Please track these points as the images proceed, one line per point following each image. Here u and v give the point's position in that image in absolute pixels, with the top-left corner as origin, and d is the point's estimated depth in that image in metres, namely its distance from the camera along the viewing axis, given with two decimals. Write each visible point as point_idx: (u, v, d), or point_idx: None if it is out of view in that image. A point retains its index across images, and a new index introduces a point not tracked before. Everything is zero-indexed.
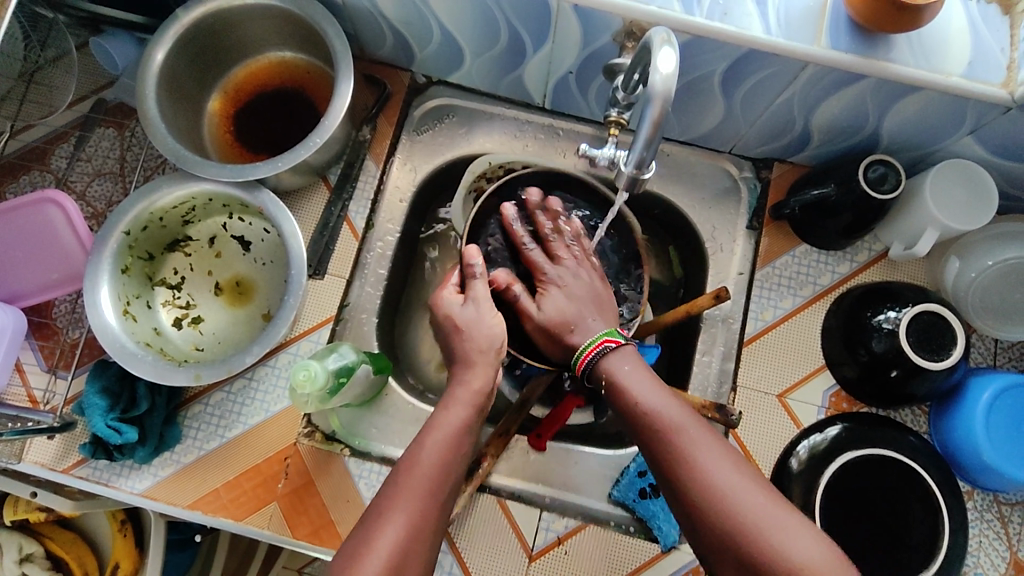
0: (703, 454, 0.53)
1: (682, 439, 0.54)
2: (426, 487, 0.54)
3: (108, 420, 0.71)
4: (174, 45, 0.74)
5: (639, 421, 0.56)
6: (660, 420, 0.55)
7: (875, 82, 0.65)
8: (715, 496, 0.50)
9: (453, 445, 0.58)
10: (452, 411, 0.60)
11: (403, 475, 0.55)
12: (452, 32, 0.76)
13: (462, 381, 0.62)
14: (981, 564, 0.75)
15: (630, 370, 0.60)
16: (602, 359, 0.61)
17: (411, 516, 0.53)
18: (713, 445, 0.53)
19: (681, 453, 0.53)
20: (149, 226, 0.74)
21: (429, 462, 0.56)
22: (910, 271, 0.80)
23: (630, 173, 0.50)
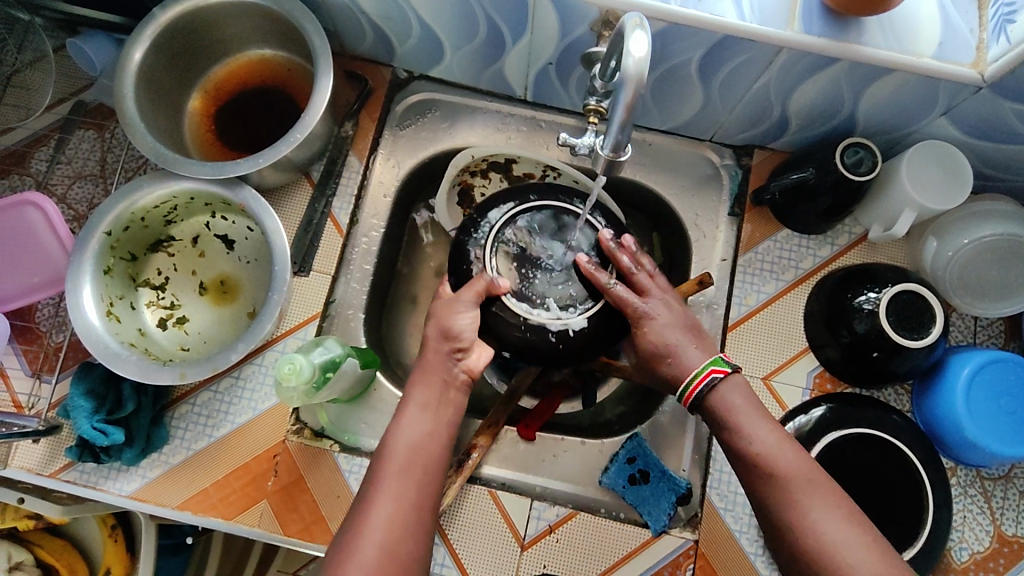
0: (814, 501, 0.56)
1: (796, 490, 0.57)
2: (392, 494, 0.57)
3: (94, 422, 0.70)
4: (152, 44, 0.73)
5: (758, 471, 0.59)
6: (782, 466, 0.58)
7: (848, 65, 0.66)
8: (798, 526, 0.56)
9: (424, 430, 0.62)
10: (406, 419, 0.63)
11: (370, 495, 0.58)
12: (431, 25, 0.76)
13: (419, 386, 0.65)
14: (966, 538, 0.76)
15: (743, 404, 0.63)
16: (711, 393, 0.64)
17: (385, 522, 0.55)
18: (824, 493, 0.56)
19: (787, 488, 0.57)
20: (131, 226, 0.73)
21: (390, 479, 0.58)
22: (890, 253, 0.81)
23: (606, 157, 0.49)
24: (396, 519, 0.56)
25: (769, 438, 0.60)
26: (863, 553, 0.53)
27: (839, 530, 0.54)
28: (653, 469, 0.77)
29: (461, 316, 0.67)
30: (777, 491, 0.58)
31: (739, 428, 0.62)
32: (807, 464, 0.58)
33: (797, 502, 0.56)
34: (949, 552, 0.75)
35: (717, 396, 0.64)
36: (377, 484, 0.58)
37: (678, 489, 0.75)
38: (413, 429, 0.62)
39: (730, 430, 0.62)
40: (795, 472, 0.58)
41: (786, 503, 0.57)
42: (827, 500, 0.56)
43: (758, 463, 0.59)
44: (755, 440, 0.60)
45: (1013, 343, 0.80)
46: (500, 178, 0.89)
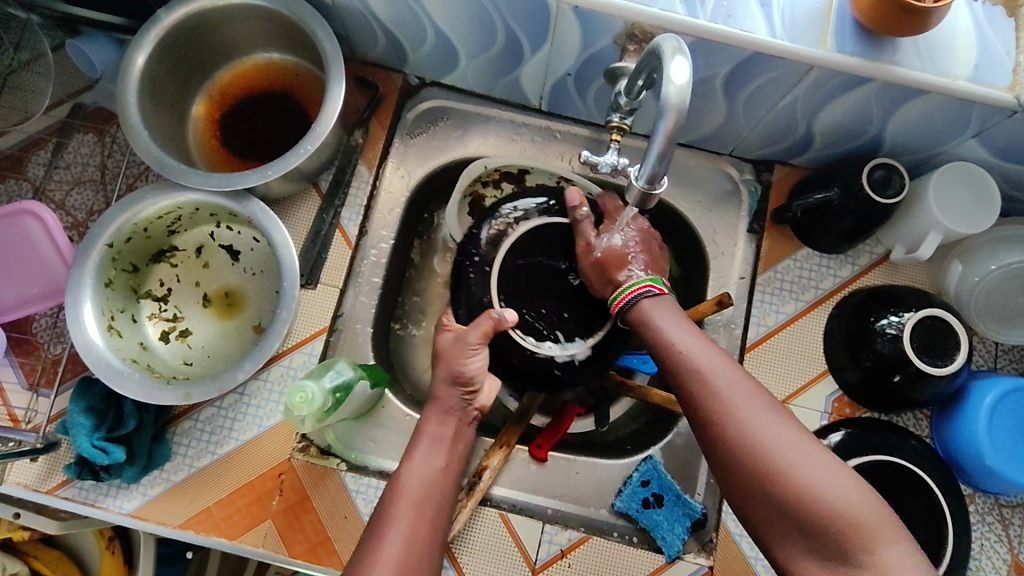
0: (739, 394, 0.53)
1: (720, 385, 0.54)
2: (406, 522, 0.57)
3: (94, 440, 0.68)
4: (156, 47, 0.70)
5: (684, 373, 0.57)
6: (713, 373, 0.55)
7: (880, 85, 0.63)
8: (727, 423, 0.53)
9: (432, 470, 0.62)
10: (418, 453, 0.63)
11: (383, 522, 0.57)
12: (446, 33, 0.73)
13: (430, 423, 0.66)
14: (983, 567, 0.75)
15: (673, 320, 0.61)
16: (638, 306, 0.63)
17: (398, 549, 0.55)
18: (749, 386, 0.54)
19: (716, 393, 0.54)
20: (133, 237, 0.71)
21: (404, 508, 0.58)
22: (912, 274, 0.80)
23: (640, 189, 0.47)
24: (410, 548, 0.56)
25: (689, 338, 0.58)
26: (809, 452, 0.50)
27: (770, 422, 0.52)
28: (668, 493, 0.75)
29: (472, 360, 0.67)
30: (709, 397, 0.54)
31: (663, 334, 0.60)
32: (725, 363, 0.56)
33: (725, 401, 0.53)
34: None
35: (645, 310, 0.63)
36: (391, 511, 0.58)
37: (692, 514, 0.74)
38: (422, 464, 0.62)
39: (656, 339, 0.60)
40: (722, 372, 0.55)
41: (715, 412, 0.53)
42: (752, 399, 0.53)
43: (692, 370, 0.56)
44: (677, 341, 0.58)
45: None
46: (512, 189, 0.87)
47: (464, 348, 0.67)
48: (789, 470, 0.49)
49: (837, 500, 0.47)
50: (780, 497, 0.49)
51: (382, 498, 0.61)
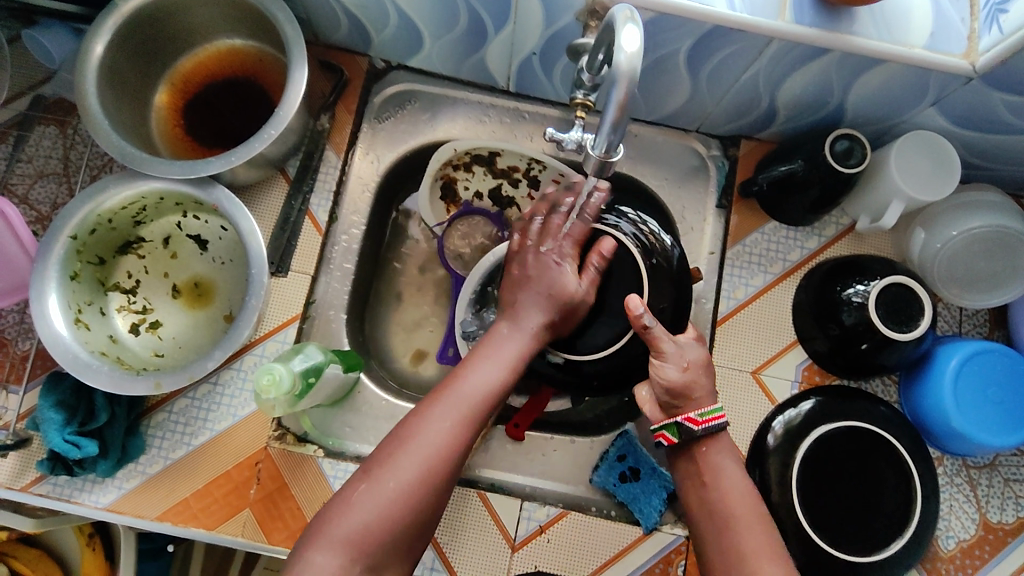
0: (764, 558, 0.56)
1: (750, 551, 0.56)
2: (445, 425, 0.57)
3: (65, 434, 0.67)
4: (114, 35, 0.69)
5: (712, 521, 0.60)
6: (734, 510, 0.59)
7: (839, 55, 0.64)
8: (733, 551, 0.57)
9: (456, 427, 0.57)
10: (484, 358, 0.62)
11: (418, 419, 0.58)
12: (410, 15, 0.73)
13: (502, 326, 0.65)
14: (952, 526, 0.77)
15: (726, 454, 0.63)
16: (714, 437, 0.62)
17: (425, 455, 0.55)
18: (761, 530, 0.58)
19: (725, 526, 0.58)
20: (98, 228, 0.70)
21: (450, 410, 0.58)
22: (876, 243, 0.81)
23: (597, 158, 0.48)
24: (441, 453, 0.56)
25: (738, 495, 0.60)
26: None
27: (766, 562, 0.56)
28: (643, 466, 0.76)
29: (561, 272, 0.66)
30: (722, 530, 0.59)
31: (715, 485, 0.61)
32: (761, 535, 0.57)
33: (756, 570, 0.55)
34: (936, 540, 0.76)
35: (698, 449, 0.63)
36: (433, 411, 0.58)
37: (668, 485, 0.75)
38: (485, 375, 0.60)
39: (705, 489, 0.61)
40: (741, 514, 0.59)
41: (723, 541, 0.58)
42: (757, 533, 0.57)
43: (712, 505, 0.60)
44: (722, 495, 0.60)
45: (998, 332, 0.80)
46: (483, 171, 0.88)
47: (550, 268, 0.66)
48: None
49: None
50: None
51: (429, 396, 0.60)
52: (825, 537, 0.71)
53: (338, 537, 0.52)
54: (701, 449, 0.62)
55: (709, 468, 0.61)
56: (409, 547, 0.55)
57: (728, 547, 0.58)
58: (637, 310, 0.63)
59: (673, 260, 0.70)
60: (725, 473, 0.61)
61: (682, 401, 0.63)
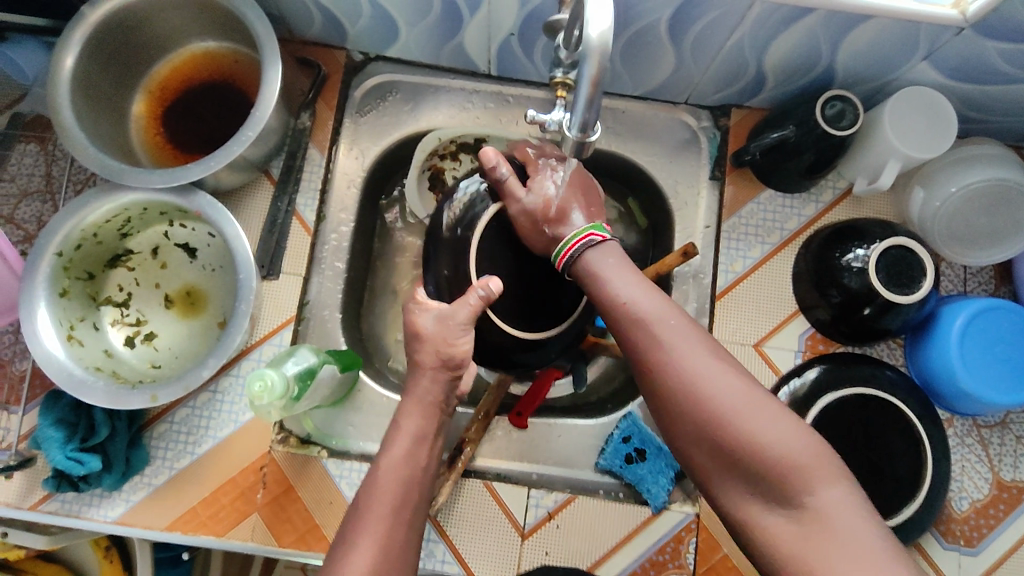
0: (682, 346, 0.51)
1: (663, 345, 0.51)
2: (372, 554, 0.49)
3: (69, 451, 0.67)
4: (84, 46, 0.68)
5: (622, 328, 0.54)
6: (649, 319, 0.53)
7: (825, 13, 0.62)
8: (659, 357, 0.51)
9: (404, 486, 0.54)
10: (393, 448, 0.57)
11: (354, 534, 0.51)
12: (382, 4, 0.71)
13: (405, 408, 0.59)
14: (965, 488, 0.76)
15: (612, 264, 0.58)
16: (583, 257, 0.59)
17: (374, 554, 0.49)
18: (697, 341, 0.51)
19: (654, 340, 0.52)
20: (83, 244, 0.69)
21: (373, 530, 0.51)
22: (875, 206, 0.79)
23: (574, 138, 0.47)
24: (387, 564, 0.50)
25: (638, 295, 0.55)
26: (734, 389, 0.48)
27: (704, 364, 0.50)
28: (649, 446, 0.76)
29: (461, 343, 0.59)
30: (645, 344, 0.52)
31: (604, 285, 0.57)
32: (673, 320, 0.53)
33: (673, 361, 0.50)
34: (950, 502, 0.75)
35: (585, 257, 0.60)
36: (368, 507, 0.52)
37: (675, 464, 0.75)
38: (395, 468, 0.55)
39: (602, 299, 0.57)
40: (666, 323, 0.53)
41: (657, 359, 0.51)
42: (682, 334, 0.52)
43: (629, 319, 0.54)
44: (610, 293, 0.56)
45: (1004, 287, 0.78)
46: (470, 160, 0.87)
47: (450, 329, 0.59)
48: (744, 427, 0.47)
49: (774, 446, 0.46)
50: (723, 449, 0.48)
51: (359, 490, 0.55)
52: None
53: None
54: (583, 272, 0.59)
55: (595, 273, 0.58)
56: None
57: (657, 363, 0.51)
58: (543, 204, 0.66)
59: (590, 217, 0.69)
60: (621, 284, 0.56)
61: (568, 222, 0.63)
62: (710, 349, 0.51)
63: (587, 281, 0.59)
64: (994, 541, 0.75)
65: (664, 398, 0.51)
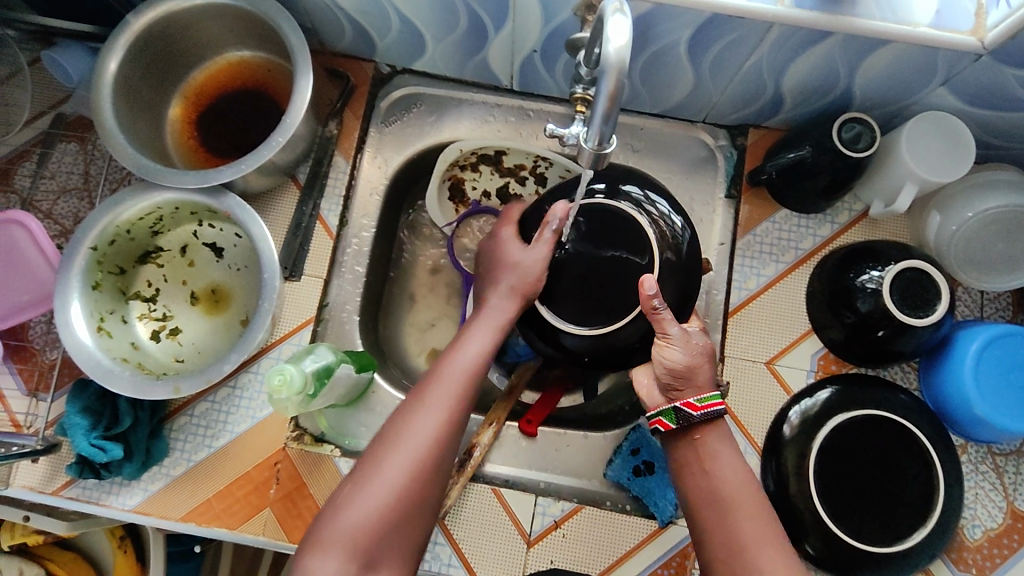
0: (755, 532, 0.55)
1: (748, 540, 0.55)
2: (424, 437, 0.55)
3: (92, 438, 0.70)
4: (126, 52, 0.71)
5: (715, 519, 0.57)
6: (744, 519, 0.56)
7: (842, 38, 0.63)
8: (738, 536, 0.55)
9: (475, 372, 0.60)
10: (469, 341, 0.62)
11: (408, 416, 0.56)
12: (411, 19, 0.74)
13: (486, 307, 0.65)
14: (978, 515, 0.75)
15: (726, 453, 0.59)
16: (708, 431, 0.60)
17: (406, 472, 0.54)
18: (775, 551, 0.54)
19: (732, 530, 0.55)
20: (117, 239, 0.72)
21: (433, 404, 0.57)
22: (891, 229, 0.80)
23: (590, 150, 0.48)
24: (429, 451, 0.55)
25: (736, 478, 0.58)
26: None
27: None
28: (657, 460, 0.76)
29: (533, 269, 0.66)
30: (721, 529, 0.56)
31: (711, 473, 0.58)
32: (758, 523, 0.55)
33: (756, 567, 0.53)
34: (962, 530, 0.74)
35: (695, 434, 0.60)
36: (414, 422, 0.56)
37: None
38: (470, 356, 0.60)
39: (704, 478, 0.58)
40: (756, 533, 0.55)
41: (733, 552, 0.55)
42: (769, 541, 0.55)
43: (712, 500, 0.57)
44: (718, 483, 0.58)
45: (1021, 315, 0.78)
46: (489, 171, 0.89)
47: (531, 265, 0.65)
48: None
49: None
50: None
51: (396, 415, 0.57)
52: (844, 527, 0.70)
53: (362, 513, 0.52)
54: (697, 435, 0.60)
55: (708, 455, 0.59)
56: (409, 542, 0.54)
57: (741, 562, 0.54)
58: (649, 291, 0.61)
59: (684, 249, 0.66)
60: (729, 474, 0.58)
61: (681, 383, 0.61)
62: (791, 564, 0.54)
63: (692, 455, 0.60)
64: (1007, 571, 0.73)
65: None
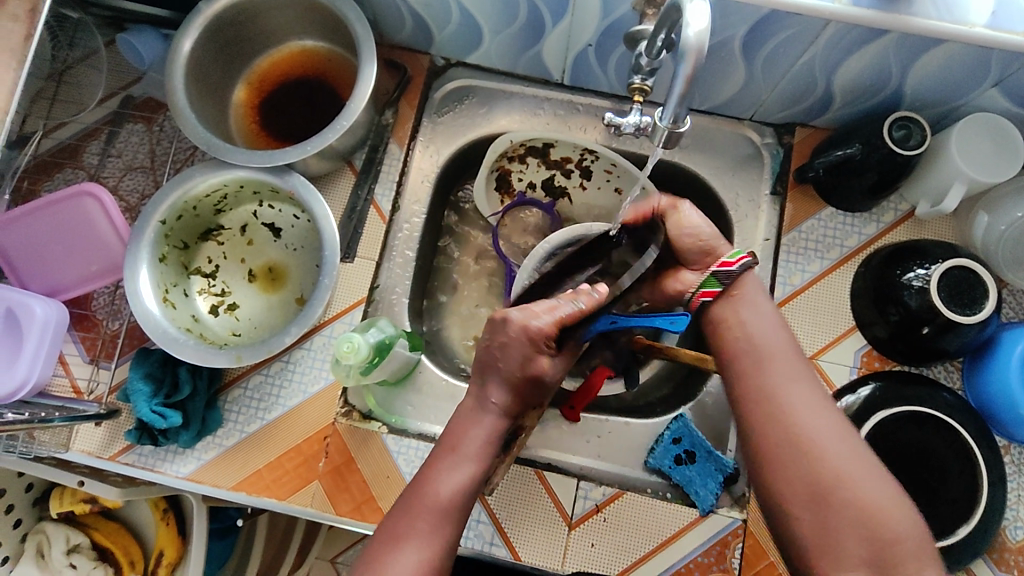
0: (792, 386, 0.57)
1: (779, 381, 0.57)
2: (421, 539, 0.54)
3: (153, 405, 0.73)
4: (201, 36, 0.74)
5: (738, 362, 0.59)
6: (770, 354, 0.59)
7: (898, 36, 0.65)
8: (774, 385, 0.57)
9: (471, 462, 0.58)
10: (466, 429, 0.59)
11: (412, 511, 0.56)
12: (471, 12, 0.76)
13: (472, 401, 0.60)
14: (1021, 517, 0.75)
15: (760, 304, 0.62)
16: (740, 281, 0.62)
17: (412, 563, 0.53)
18: (809, 385, 0.57)
19: (770, 373, 0.58)
20: (184, 215, 0.75)
21: (433, 496, 0.56)
22: (937, 229, 0.81)
23: (665, 128, 0.51)
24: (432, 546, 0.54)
25: (776, 337, 0.60)
26: (840, 440, 0.54)
27: (817, 416, 0.55)
28: (699, 449, 0.77)
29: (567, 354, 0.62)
30: (769, 376, 0.58)
31: (742, 325, 0.60)
32: (787, 361, 0.58)
33: (782, 401, 0.56)
34: (1004, 531, 0.74)
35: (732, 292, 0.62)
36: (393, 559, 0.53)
37: (724, 469, 0.76)
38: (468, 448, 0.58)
39: (736, 329, 0.61)
40: (781, 364, 0.58)
41: (763, 393, 0.57)
42: (792, 376, 0.57)
43: (754, 350, 0.59)
44: (750, 327, 0.60)
45: None
46: (537, 163, 0.91)
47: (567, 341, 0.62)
48: (806, 429, 0.54)
49: (874, 502, 0.52)
50: (840, 489, 0.52)
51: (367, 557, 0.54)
52: None
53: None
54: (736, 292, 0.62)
55: (727, 310, 0.61)
56: None
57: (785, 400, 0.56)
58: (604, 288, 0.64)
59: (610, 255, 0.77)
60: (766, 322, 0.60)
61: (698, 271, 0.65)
62: (820, 397, 0.57)
63: (709, 317, 0.63)
64: None
65: (766, 433, 0.56)
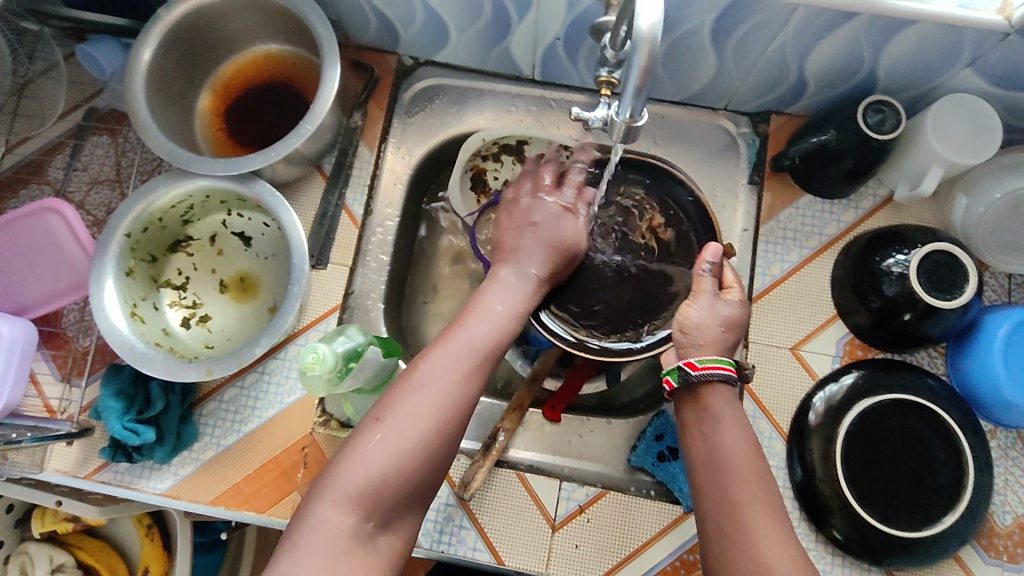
0: (755, 507, 0.52)
1: (739, 498, 0.52)
2: (448, 380, 0.53)
3: (125, 422, 0.71)
4: (159, 44, 0.73)
5: (708, 474, 0.54)
6: (734, 466, 0.54)
7: (868, 18, 0.63)
8: (732, 498, 0.52)
9: (499, 326, 0.59)
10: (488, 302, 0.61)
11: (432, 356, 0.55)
12: (436, 9, 0.75)
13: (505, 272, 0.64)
14: (1008, 502, 0.74)
15: (733, 412, 0.57)
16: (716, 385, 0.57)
17: (434, 403, 0.52)
18: (766, 507, 0.51)
19: (730, 489, 0.53)
20: (149, 227, 0.74)
21: (457, 346, 0.56)
22: (916, 213, 0.80)
23: (623, 123, 0.51)
24: (458, 387, 0.54)
25: (740, 449, 0.55)
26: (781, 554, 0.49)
27: (770, 531, 0.50)
28: (682, 446, 0.76)
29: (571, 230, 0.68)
30: (728, 489, 0.53)
31: (713, 434, 0.56)
32: (752, 474, 0.53)
33: (743, 520, 0.51)
34: (991, 516, 0.74)
35: (703, 392, 0.57)
36: (421, 377, 0.53)
37: None
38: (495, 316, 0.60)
39: (704, 442, 0.56)
40: (745, 483, 0.53)
41: (724, 513, 0.52)
42: (756, 498, 0.52)
43: (715, 465, 0.54)
44: (718, 435, 0.55)
45: None
46: (511, 161, 0.90)
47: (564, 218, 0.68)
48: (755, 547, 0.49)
49: None
50: None
51: (398, 381, 0.54)
52: (872, 511, 0.69)
53: (342, 499, 0.48)
54: (700, 398, 0.57)
55: (709, 415, 0.57)
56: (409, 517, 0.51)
57: (736, 514, 0.51)
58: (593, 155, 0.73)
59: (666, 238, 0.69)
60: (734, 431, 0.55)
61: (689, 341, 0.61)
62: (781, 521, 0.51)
63: (685, 422, 0.58)
64: None
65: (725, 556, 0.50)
